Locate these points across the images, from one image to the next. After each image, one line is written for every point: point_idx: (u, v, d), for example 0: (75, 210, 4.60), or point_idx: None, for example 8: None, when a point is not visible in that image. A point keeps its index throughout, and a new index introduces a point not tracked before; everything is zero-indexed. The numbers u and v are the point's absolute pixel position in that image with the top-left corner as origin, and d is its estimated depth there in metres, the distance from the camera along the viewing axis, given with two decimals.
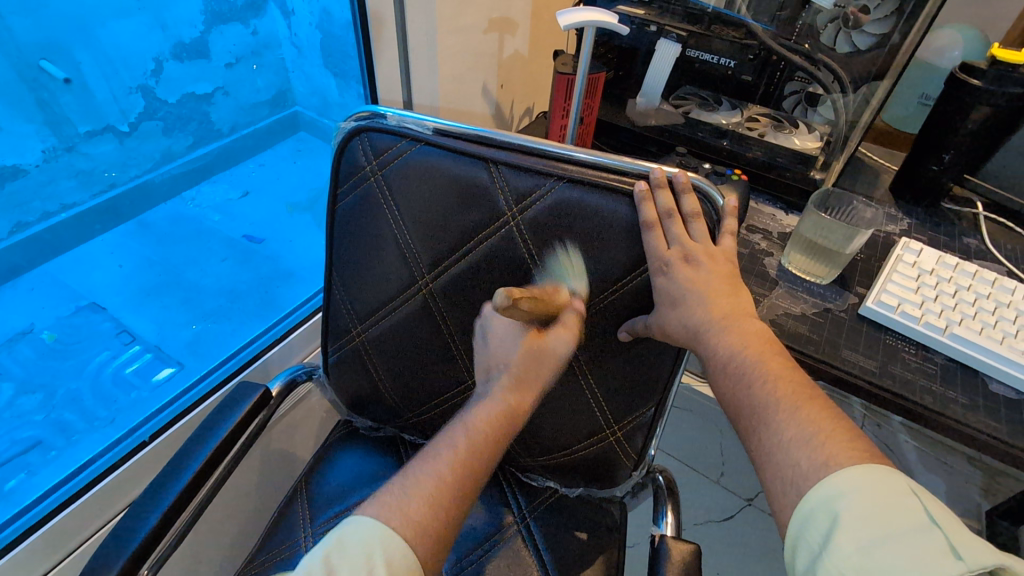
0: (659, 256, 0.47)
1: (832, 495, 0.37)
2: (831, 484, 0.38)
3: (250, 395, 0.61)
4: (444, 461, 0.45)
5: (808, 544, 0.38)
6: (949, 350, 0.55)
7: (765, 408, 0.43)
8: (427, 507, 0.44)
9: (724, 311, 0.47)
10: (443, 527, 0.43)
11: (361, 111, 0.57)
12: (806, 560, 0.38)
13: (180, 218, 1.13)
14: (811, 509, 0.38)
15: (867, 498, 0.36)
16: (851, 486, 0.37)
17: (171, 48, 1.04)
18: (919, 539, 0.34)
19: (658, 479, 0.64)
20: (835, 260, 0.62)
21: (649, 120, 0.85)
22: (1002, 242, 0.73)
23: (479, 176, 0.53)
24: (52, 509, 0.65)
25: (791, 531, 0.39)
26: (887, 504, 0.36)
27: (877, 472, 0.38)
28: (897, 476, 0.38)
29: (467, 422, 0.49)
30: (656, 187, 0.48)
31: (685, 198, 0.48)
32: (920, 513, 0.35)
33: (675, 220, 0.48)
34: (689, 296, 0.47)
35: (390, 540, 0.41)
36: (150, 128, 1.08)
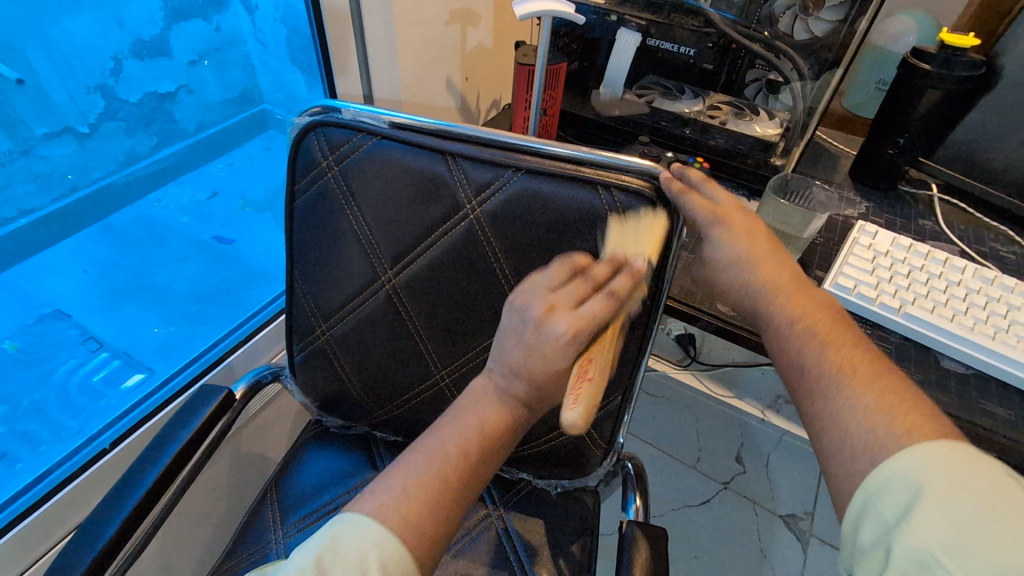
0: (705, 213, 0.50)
1: (914, 466, 0.35)
2: (915, 454, 0.35)
3: (213, 397, 0.60)
4: None
5: (882, 516, 0.35)
6: (902, 329, 0.56)
7: None
8: None
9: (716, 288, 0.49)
10: None
11: (316, 105, 0.56)
12: (873, 533, 0.35)
13: (147, 221, 1.06)
14: (886, 480, 0.36)
15: (957, 473, 0.34)
16: (937, 458, 0.34)
17: (130, 46, 0.95)
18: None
19: (627, 466, 0.64)
20: (794, 244, 0.63)
21: (614, 109, 0.85)
22: (955, 222, 0.75)
23: (437, 169, 0.53)
24: (12, 516, 0.67)
25: (857, 501, 0.37)
26: (980, 479, 0.33)
27: (970, 450, 0.35)
28: (996, 459, 0.34)
29: None
30: (634, 183, 0.48)
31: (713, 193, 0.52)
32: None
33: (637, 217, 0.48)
34: None
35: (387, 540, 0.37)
36: (111, 128, 0.97)
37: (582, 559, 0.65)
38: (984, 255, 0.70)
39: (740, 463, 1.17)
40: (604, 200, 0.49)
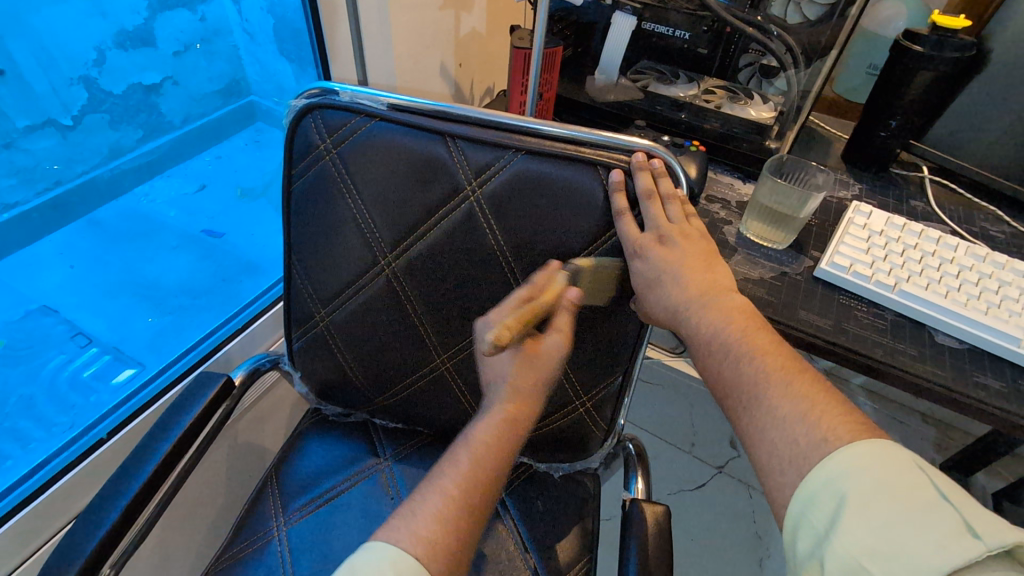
0: (635, 240, 0.49)
1: (838, 474, 0.38)
2: (837, 462, 0.38)
3: (212, 384, 0.59)
4: (451, 480, 0.47)
5: (813, 524, 0.38)
6: (898, 306, 0.57)
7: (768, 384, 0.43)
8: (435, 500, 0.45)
9: (696, 289, 0.50)
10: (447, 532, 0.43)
11: (313, 87, 0.55)
12: (808, 542, 0.38)
13: (133, 214, 1.03)
14: (816, 488, 0.38)
15: (875, 476, 0.37)
16: (856, 464, 0.38)
17: (114, 36, 0.91)
18: (933, 513, 0.35)
19: (628, 447, 0.65)
20: (790, 225, 0.63)
21: (608, 95, 0.85)
22: (945, 203, 0.76)
23: (436, 150, 0.53)
24: (9, 507, 0.66)
25: (793, 511, 0.39)
26: (896, 482, 0.36)
27: (883, 449, 0.38)
28: (902, 451, 0.38)
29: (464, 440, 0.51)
30: (636, 171, 0.48)
31: (661, 181, 0.49)
32: (929, 489, 0.36)
33: (655, 203, 0.48)
34: (664, 275, 0.49)
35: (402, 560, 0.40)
36: (94, 120, 0.93)
37: (585, 539, 0.66)
38: (974, 235, 0.71)
39: (734, 448, 1.19)
40: (603, 180, 0.49)
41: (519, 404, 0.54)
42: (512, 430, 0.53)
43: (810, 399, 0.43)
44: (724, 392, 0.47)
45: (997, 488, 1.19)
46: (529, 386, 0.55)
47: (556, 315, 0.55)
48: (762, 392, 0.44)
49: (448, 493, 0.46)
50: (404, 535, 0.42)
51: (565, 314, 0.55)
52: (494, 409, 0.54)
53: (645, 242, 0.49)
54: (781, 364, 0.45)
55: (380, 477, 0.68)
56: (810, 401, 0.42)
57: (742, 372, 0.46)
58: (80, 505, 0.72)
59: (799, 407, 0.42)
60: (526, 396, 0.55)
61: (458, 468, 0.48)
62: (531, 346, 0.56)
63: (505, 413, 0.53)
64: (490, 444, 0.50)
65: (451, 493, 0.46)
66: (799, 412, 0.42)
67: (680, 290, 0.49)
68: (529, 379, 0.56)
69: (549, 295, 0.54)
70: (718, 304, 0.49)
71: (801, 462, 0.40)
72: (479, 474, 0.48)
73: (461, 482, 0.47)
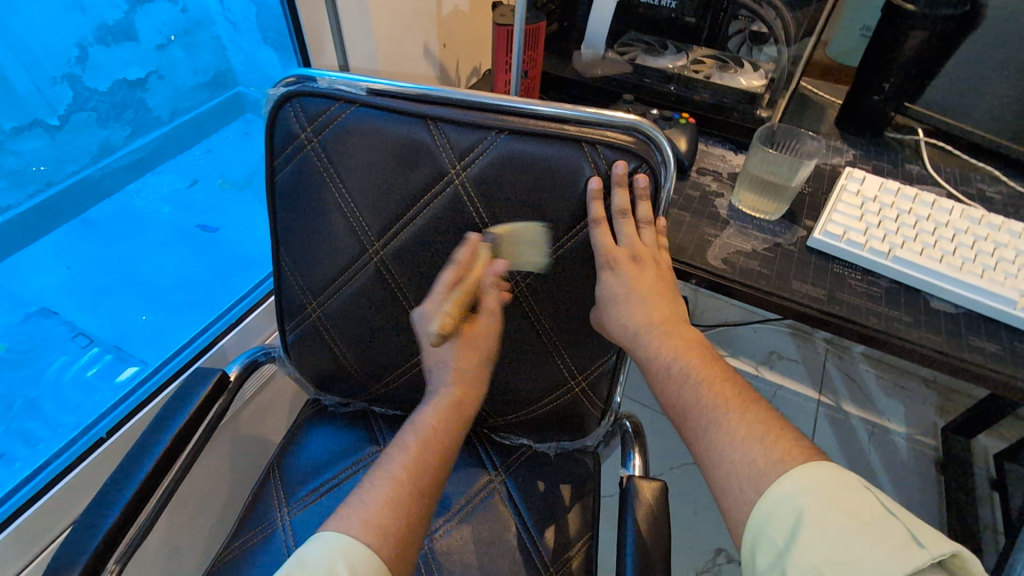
0: (607, 251, 0.50)
1: (796, 490, 0.38)
2: (792, 479, 0.39)
3: (208, 379, 0.59)
4: (401, 470, 0.47)
5: (773, 539, 0.38)
6: (893, 273, 0.56)
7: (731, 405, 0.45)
8: (394, 494, 0.45)
9: (657, 316, 0.51)
10: (402, 518, 0.44)
11: (290, 75, 0.54)
12: (768, 557, 0.38)
13: (127, 213, 1.03)
14: (775, 503, 0.39)
15: (829, 492, 0.38)
16: (810, 481, 0.39)
17: (95, 31, 0.89)
18: (882, 526, 0.36)
19: (625, 425, 0.65)
20: (782, 195, 0.63)
21: (596, 70, 0.83)
22: (941, 166, 0.75)
23: (419, 135, 0.52)
24: (14, 509, 0.67)
25: (750, 527, 0.39)
26: (846, 498, 0.38)
27: (832, 469, 0.40)
28: (848, 472, 0.40)
29: (415, 432, 0.51)
30: (614, 186, 0.49)
31: (641, 204, 0.50)
32: (876, 505, 0.37)
33: (627, 220, 0.50)
34: (631, 293, 0.50)
35: (353, 544, 0.41)
36: (81, 119, 0.92)
37: (586, 517, 0.66)
38: (971, 197, 0.70)
39: None
40: (589, 156, 0.49)
41: (465, 388, 0.57)
42: (453, 410, 0.54)
43: (765, 426, 0.43)
44: (682, 416, 0.47)
45: (999, 449, 1.20)
46: (468, 372, 0.58)
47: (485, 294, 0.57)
48: (720, 416, 0.44)
49: (397, 479, 0.46)
50: (353, 522, 0.42)
51: (492, 293, 0.57)
52: (437, 394, 0.56)
53: (618, 255, 0.50)
54: (736, 392, 0.46)
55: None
56: (768, 426, 0.43)
57: (701, 395, 0.46)
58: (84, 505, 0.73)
59: (755, 432, 0.43)
60: (467, 377, 0.58)
61: (407, 454, 0.48)
62: (466, 329, 0.57)
63: (451, 396, 0.55)
64: (435, 427, 0.52)
65: (400, 479, 0.46)
66: (755, 433, 0.42)
67: (642, 314, 0.50)
68: (468, 362, 0.58)
69: (477, 271, 0.56)
70: (675, 334, 0.50)
71: (759, 483, 0.40)
72: (427, 458, 0.49)
73: (410, 468, 0.47)
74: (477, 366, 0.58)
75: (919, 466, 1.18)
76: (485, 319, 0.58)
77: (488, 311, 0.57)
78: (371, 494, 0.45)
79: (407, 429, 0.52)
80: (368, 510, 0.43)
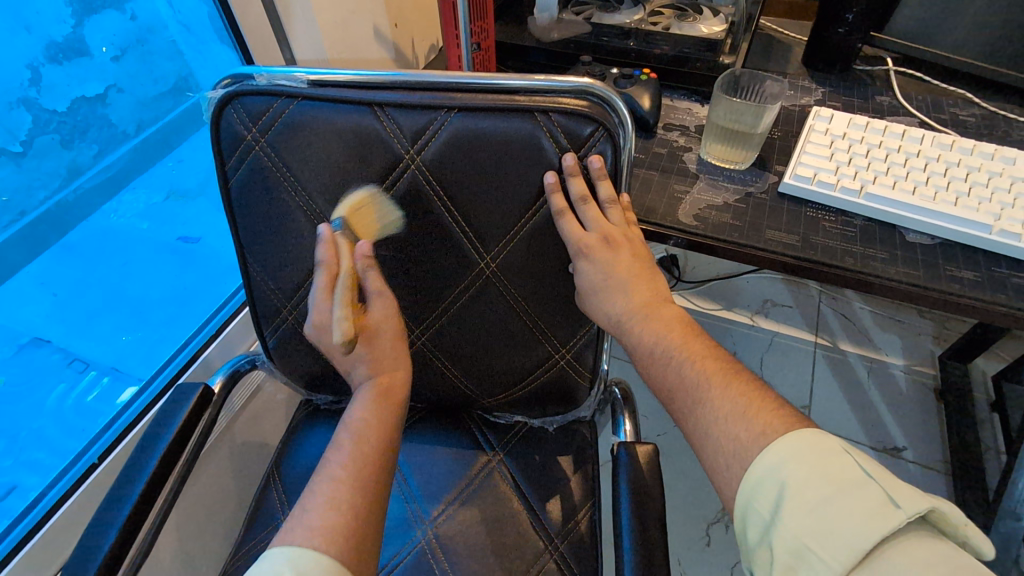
0: (577, 239, 0.50)
1: (778, 463, 0.39)
2: (774, 453, 0.39)
3: (190, 394, 0.59)
4: (342, 470, 0.45)
5: (760, 513, 0.38)
6: (867, 211, 0.55)
7: (702, 386, 0.45)
8: (340, 497, 0.43)
9: (637, 301, 0.50)
10: (353, 523, 0.42)
11: (226, 75, 0.52)
12: (757, 530, 0.38)
13: (104, 232, 0.93)
14: (758, 478, 0.39)
15: (809, 461, 0.38)
16: (791, 452, 0.39)
17: (44, 50, 0.75)
18: (861, 491, 0.36)
19: (615, 392, 0.65)
20: (750, 142, 0.61)
21: (553, 33, 0.80)
22: (912, 94, 0.73)
23: (367, 122, 0.50)
24: (16, 542, 0.72)
25: (739, 502, 0.40)
26: (825, 465, 0.38)
27: (812, 436, 0.39)
28: (828, 437, 0.40)
29: (347, 428, 0.48)
30: (568, 177, 0.49)
31: (601, 185, 0.49)
32: (854, 468, 0.37)
33: (590, 205, 0.49)
34: (609, 281, 0.50)
35: (303, 555, 0.39)
36: (44, 143, 0.78)
37: (588, 485, 0.67)
38: (944, 122, 0.69)
39: None
40: (543, 125, 0.48)
41: (390, 373, 0.52)
42: (383, 406, 0.50)
43: (747, 399, 0.43)
44: (669, 396, 0.47)
45: (996, 371, 1.21)
46: (388, 359, 0.53)
47: (364, 278, 0.52)
48: (706, 393, 0.44)
49: (337, 478, 0.44)
50: (299, 532, 0.41)
51: (372, 273, 0.52)
52: (362, 386, 0.51)
53: (589, 241, 0.49)
54: None
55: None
56: (751, 398, 0.43)
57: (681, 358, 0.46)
58: None
59: (739, 405, 0.43)
60: (392, 364, 0.53)
61: (348, 454, 0.46)
62: (362, 321, 0.52)
63: (376, 385, 0.51)
64: (369, 421, 0.48)
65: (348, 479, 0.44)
66: (741, 411, 0.42)
67: (622, 300, 0.50)
68: (392, 348, 0.53)
69: (345, 258, 0.52)
70: (656, 315, 0.49)
71: (743, 458, 0.40)
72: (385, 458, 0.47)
73: (348, 464, 0.45)
74: (397, 358, 0.53)
75: (918, 397, 1.19)
76: (377, 304, 0.52)
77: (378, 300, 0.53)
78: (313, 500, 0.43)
79: (343, 423, 0.49)
80: (313, 516, 0.42)
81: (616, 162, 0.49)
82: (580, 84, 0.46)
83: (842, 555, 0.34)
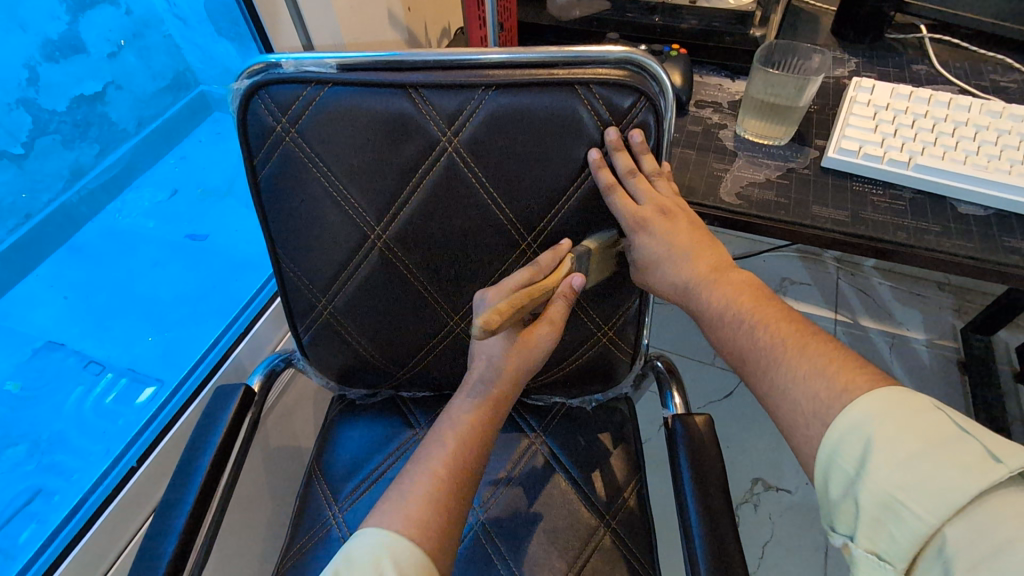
0: (630, 214, 0.49)
1: (863, 419, 0.37)
2: (859, 408, 0.38)
3: (233, 394, 0.58)
4: (440, 465, 0.45)
5: (843, 468, 0.38)
6: (915, 182, 0.54)
7: (772, 358, 0.44)
8: (429, 493, 0.44)
9: (704, 267, 0.50)
10: (442, 516, 0.43)
11: (251, 65, 0.50)
12: (841, 484, 0.38)
13: (114, 233, 1.07)
14: (840, 434, 0.38)
15: (899, 417, 0.36)
16: (877, 408, 0.37)
17: (41, 49, 0.89)
18: (957, 446, 0.34)
19: (657, 365, 0.64)
20: (790, 117, 0.59)
21: (574, 11, 0.78)
22: (949, 62, 0.71)
23: (402, 105, 0.49)
24: (57, 555, 0.68)
25: (821, 458, 0.39)
26: (916, 421, 0.36)
27: (899, 393, 0.38)
28: (918, 394, 0.38)
29: (454, 426, 0.48)
30: (612, 151, 0.47)
31: (643, 158, 0.48)
32: (949, 424, 0.36)
33: (638, 177, 0.48)
34: (666, 253, 0.49)
35: (398, 541, 0.41)
36: (46, 143, 0.95)
37: (631, 461, 0.66)
38: (984, 90, 0.67)
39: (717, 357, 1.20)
40: (583, 98, 0.46)
41: (506, 391, 0.49)
42: (494, 413, 0.49)
43: (827, 356, 0.42)
44: (737, 359, 0.46)
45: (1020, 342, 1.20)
46: (512, 378, 0.49)
47: (553, 301, 0.49)
48: (781, 355, 0.43)
49: (437, 475, 0.45)
50: (395, 518, 0.42)
51: (562, 304, 0.49)
52: (477, 392, 0.49)
53: (641, 214, 0.49)
54: (786, 330, 0.44)
55: None
56: (817, 364, 0.42)
57: None
58: (146, 513, 0.76)
59: (817, 364, 0.42)
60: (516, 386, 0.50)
61: (446, 451, 0.46)
62: (523, 334, 0.49)
63: (496, 399, 0.49)
64: (476, 424, 0.48)
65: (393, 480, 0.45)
66: (818, 368, 0.42)
67: (687, 267, 0.49)
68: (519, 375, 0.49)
69: (554, 275, 0.49)
70: (724, 283, 0.49)
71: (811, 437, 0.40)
72: (466, 444, 0.47)
73: (437, 481, 0.44)
74: (523, 380, 0.50)
75: (943, 371, 1.19)
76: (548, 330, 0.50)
77: (553, 321, 0.49)
78: (409, 493, 0.44)
79: (444, 417, 0.50)
80: (410, 506, 0.43)
81: (659, 132, 0.48)
82: (620, 52, 0.45)
83: (937, 509, 0.33)
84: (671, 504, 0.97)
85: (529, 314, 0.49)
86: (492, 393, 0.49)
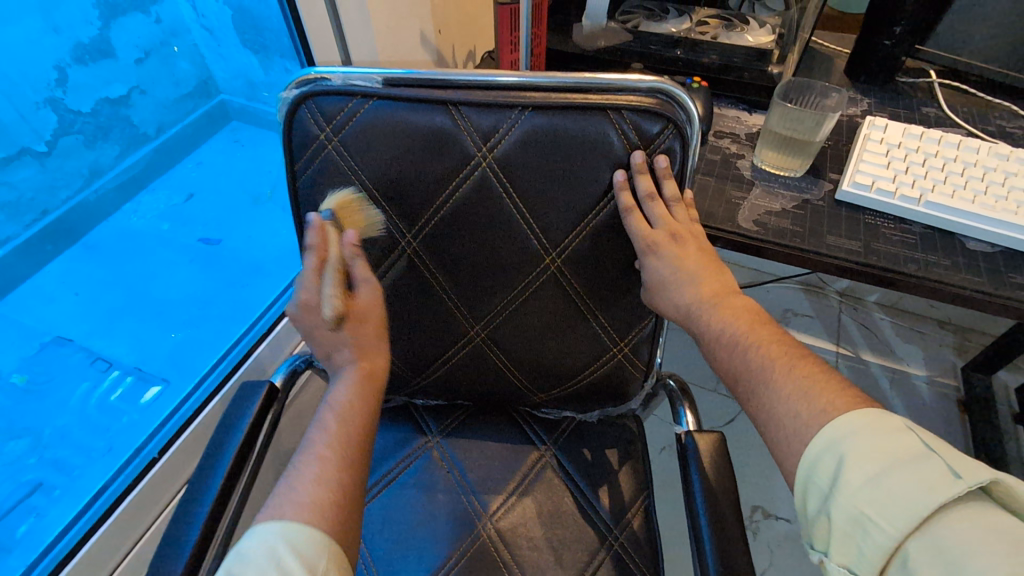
0: (647, 236, 0.51)
1: (838, 437, 0.39)
2: (836, 427, 0.39)
3: (257, 392, 0.59)
4: (324, 448, 0.45)
5: (819, 485, 0.39)
6: (924, 218, 0.57)
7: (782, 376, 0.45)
8: (323, 472, 0.44)
9: (711, 290, 0.51)
10: (340, 494, 0.44)
11: (300, 76, 0.52)
12: (817, 499, 0.39)
13: (128, 233, 1.13)
14: (817, 454, 0.39)
15: (870, 436, 0.38)
16: (852, 428, 0.39)
17: (71, 52, 1.02)
18: (921, 463, 0.36)
19: (669, 383, 0.65)
20: (805, 150, 0.62)
21: (599, 41, 0.81)
22: (958, 106, 0.75)
23: (441, 121, 0.51)
24: (68, 548, 0.66)
25: (800, 475, 0.40)
26: (887, 440, 0.38)
27: (872, 414, 0.40)
28: (891, 415, 0.40)
29: (329, 409, 0.48)
30: (636, 174, 0.50)
31: (666, 183, 0.50)
32: (917, 443, 0.37)
33: (658, 202, 0.50)
34: (681, 275, 0.51)
35: (292, 529, 0.40)
36: (69, 143, 1.06)
37: (637, 479, 0.67)
38: (991, 134, 0.70)
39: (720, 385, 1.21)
40: (613, 122, 0.48)
41: (371, 360, 0.52)
42: (368, 386, 0.50)
43: (814, 379, 0.43)
44: None
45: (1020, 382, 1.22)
46: (371, 345, 0.52)
47: (351, 266, 0.52)
48: (774, 374, 0.44)
49: (324, 457, 0.45)
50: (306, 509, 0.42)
51: (361, 264, 0.52)
52: (346, 369, 0.51)
53: (658, 237, 0.51)
54: (801, 353, 0.46)
55: (439, 468, 0.68)
56: (833, 385, 0.43)
57: (759, 358, 0.46)
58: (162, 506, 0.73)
59: (806, 384, 0.43)
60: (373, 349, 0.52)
61: (329, 435, 0.46)
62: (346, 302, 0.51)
63: (359, 371, 0.50)
64: (353, 403, 0.49)
65: None
66: (825, 385, 0.43)
67: (695, 288, 0.50)
68: (367, 334, 0.52)
69: (335, 247, 0.51)
70: (732, 305, 0.50)
71: None
72: (349, 426, 0.47)
73: (334, 446, 0.46)
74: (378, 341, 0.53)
75: (942, 407, 1.20)
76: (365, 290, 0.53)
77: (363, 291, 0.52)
78: (298, 482, 0.43)
79: (322, 404, 0.49)
80: (302, 492, 0.43)
81: (683, 158, 0.50)
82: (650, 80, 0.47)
83: (901, 522, 0.35)
84: (674, 527, 0.97)
85: (345, 283, 0.52)
86: (361, 364, 0.51)
